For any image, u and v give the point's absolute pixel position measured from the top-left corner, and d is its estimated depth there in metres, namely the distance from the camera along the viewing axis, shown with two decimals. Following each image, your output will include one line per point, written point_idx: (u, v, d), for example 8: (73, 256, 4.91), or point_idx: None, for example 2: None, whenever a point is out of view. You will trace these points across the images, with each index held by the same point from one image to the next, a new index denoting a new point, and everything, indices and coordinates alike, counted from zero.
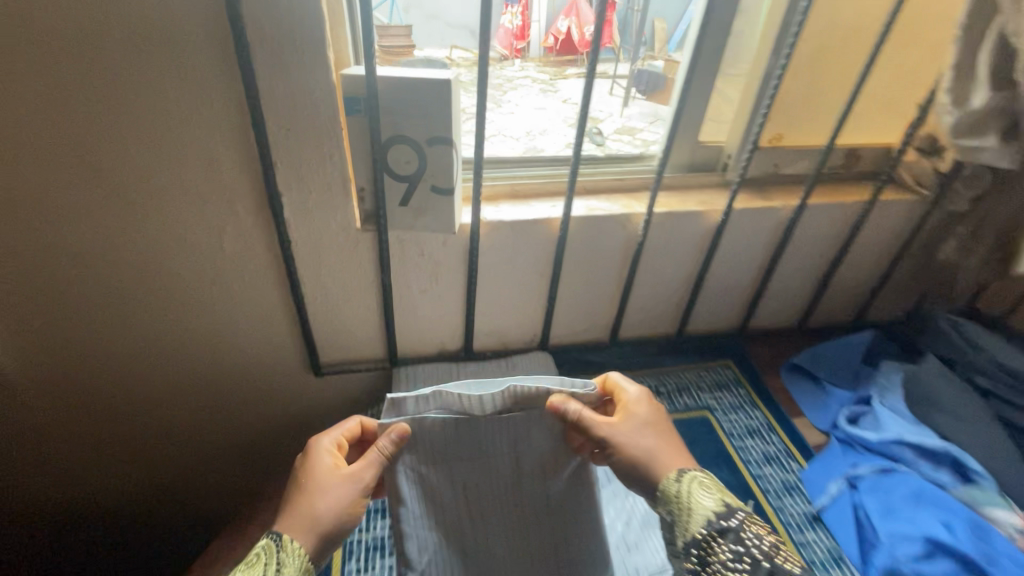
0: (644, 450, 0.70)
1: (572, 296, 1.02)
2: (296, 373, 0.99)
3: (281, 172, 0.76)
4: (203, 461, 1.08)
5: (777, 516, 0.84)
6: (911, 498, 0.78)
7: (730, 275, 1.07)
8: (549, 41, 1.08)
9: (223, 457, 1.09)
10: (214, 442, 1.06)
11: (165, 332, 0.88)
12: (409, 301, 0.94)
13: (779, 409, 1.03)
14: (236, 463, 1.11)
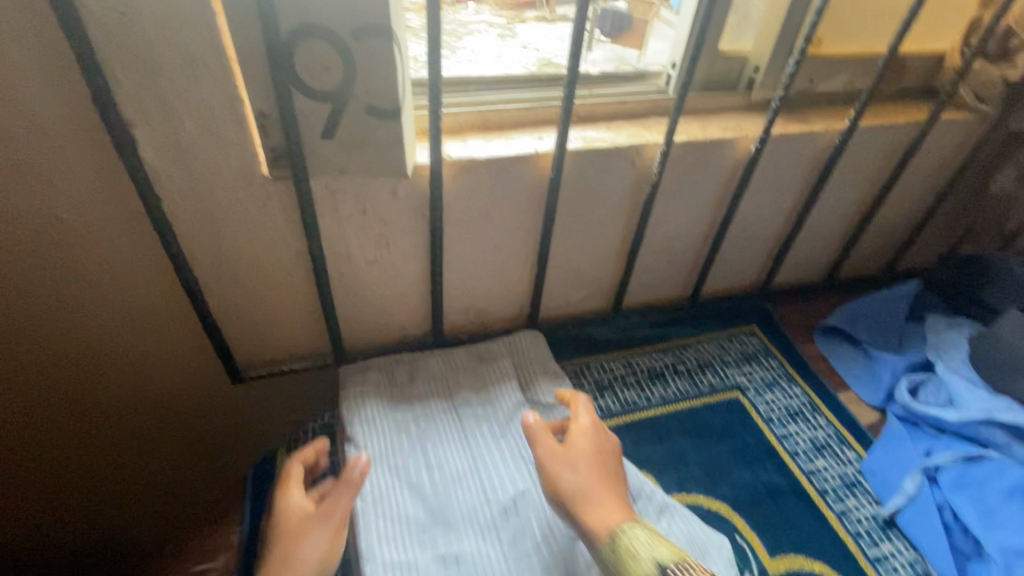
0: (574, 487, 0.55)
1: (567, 257, 0.79)
2: (207, 380, 0.74)
3: (125, 89, 0.49)
4: (102, 512, 0.83)
5: (842, 525, 0.68)
6: (1010, 492, 0.65)
7: (757, 222, 0.87)
8: None
9: (130, 505, 0.84)
10: (114, 488, 0.81)
11: (5, 343, 0.62)
12: (354, 276, 0.69)
13: (821, 382, 0.85)
14: (150, 508, 0.86)
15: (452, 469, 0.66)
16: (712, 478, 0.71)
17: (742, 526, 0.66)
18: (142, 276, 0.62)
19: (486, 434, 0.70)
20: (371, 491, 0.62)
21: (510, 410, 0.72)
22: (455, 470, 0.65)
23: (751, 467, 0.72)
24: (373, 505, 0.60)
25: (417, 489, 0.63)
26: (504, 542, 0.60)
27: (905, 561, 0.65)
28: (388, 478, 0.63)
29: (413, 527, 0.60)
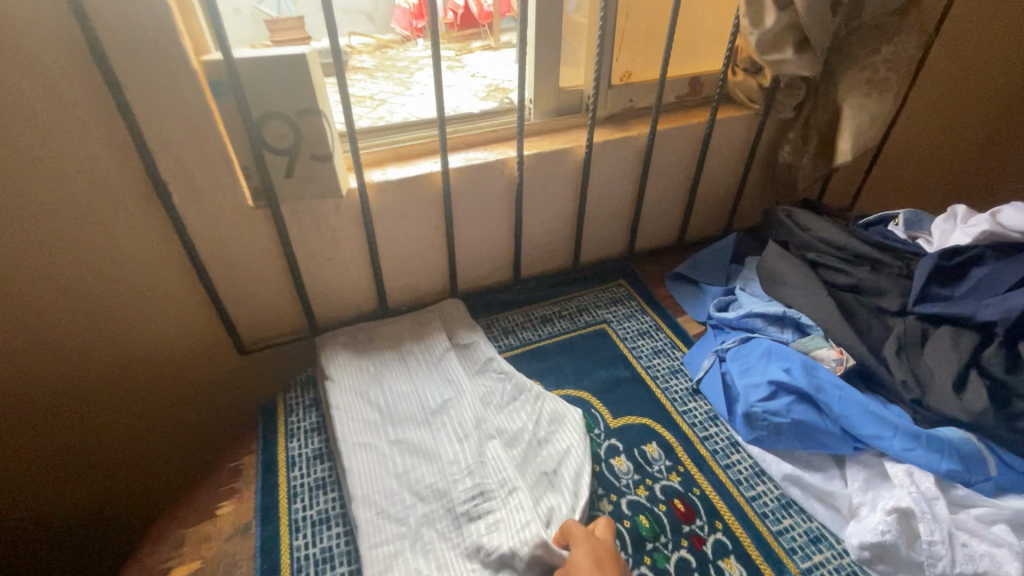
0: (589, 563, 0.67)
1: (470, 243, 1.12)
2: (221, 356, 1.04)
3: (163, 162, 0.80)
4: (144, 478, 1.11)
5: (664, 394, 0.99)
6: (762, 355, 0.95)
7: (608, 203, 1.21)
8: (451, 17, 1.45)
9: (163, 477, 1.11)
10: (152, 461, 1.08)
11: (82, 345, 0.91)
12: (317, 269, 1.01)
13: (666, 311, 1.18)
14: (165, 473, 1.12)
15: (397, 391, 0.96)
16: (578, 378, 1.02)
17: (595, 404, 0.97)
18: (174, 283, 0.92)
19: (420, 369, 1.00)
20: (340, 407, 0.91)
21: (436, 353, 1.03)
22: (399, 391, 0.96)
23: (607, 368, 1.05)
24: (341, 414, 0.90)
25: (372, 404, 0.93)
26: (431, 426, 0.90)
27: (703, 411, 0.96)
28: (354, 406, 0.92)
29: (370, 424, 0.90)
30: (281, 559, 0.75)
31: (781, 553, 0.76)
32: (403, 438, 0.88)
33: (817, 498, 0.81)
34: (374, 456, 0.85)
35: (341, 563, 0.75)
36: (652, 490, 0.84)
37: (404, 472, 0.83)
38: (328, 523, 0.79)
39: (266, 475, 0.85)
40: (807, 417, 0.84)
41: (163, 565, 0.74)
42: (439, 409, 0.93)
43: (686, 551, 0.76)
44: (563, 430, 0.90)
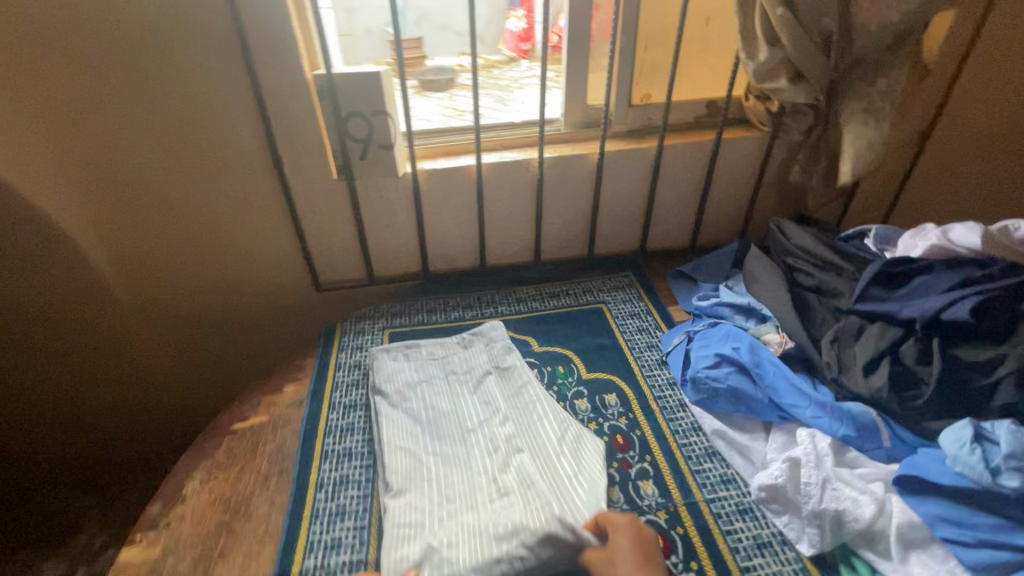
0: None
1: (498, 225, 1.39)
2: (305, 294, 1.38)
3: (281, 143, 1.16)
4: (218, 372, 1.46)
5: (635, 360, 1.18)
6: (722, 336, 1.10)
7: (621, 204, 1.42)
8: (554, 39, 1.52)
9: (230, 376, 1.48)
10: (227, 365, 1.45)
11: (211, 267, 1.28)
12: (378, 232, 1.33)
13: (660, 300, 1.36)
14: (236, 370, 1.47)
15: (439, 405, 1.07)
16: (567, 340, 1.24)
17: (575, 360, 1.19)
18: (276, 231, 1.27)
19: (464, 387, 1.11)
20: (387, 412, 1.04)
21: (480, 371, 1.14)
22: (442, 406, 1.07)
23: (594, 337, 1.25)
24: (387, 418, 1.03)
25: (415, 415, 1.05)
26: (465, 443, 1.00)
27: (664, 377, 1.13)
28: (395, 406, 1.06)
29: (411, 431, 1.01)
30: (300, 531, 0.87)
31: (728, 558, 0.82)
32: (439, 451, 0.98)
33: (737, 451, 0.96)
34: (410, 461, 0.95)
35: (346, 551, 0.85)
36: (600, 426, 1.04)
37: (435, 478, 0.93)
38: (348, 512, 0.90)
39: (305, 455, 0.99)
40: (741, 384, 1.00)
41: (244, 415, 1.07)
42: (474, 428, 1.03)
43: (614, 470, 0.96)
44: (584, 453, 0.96)
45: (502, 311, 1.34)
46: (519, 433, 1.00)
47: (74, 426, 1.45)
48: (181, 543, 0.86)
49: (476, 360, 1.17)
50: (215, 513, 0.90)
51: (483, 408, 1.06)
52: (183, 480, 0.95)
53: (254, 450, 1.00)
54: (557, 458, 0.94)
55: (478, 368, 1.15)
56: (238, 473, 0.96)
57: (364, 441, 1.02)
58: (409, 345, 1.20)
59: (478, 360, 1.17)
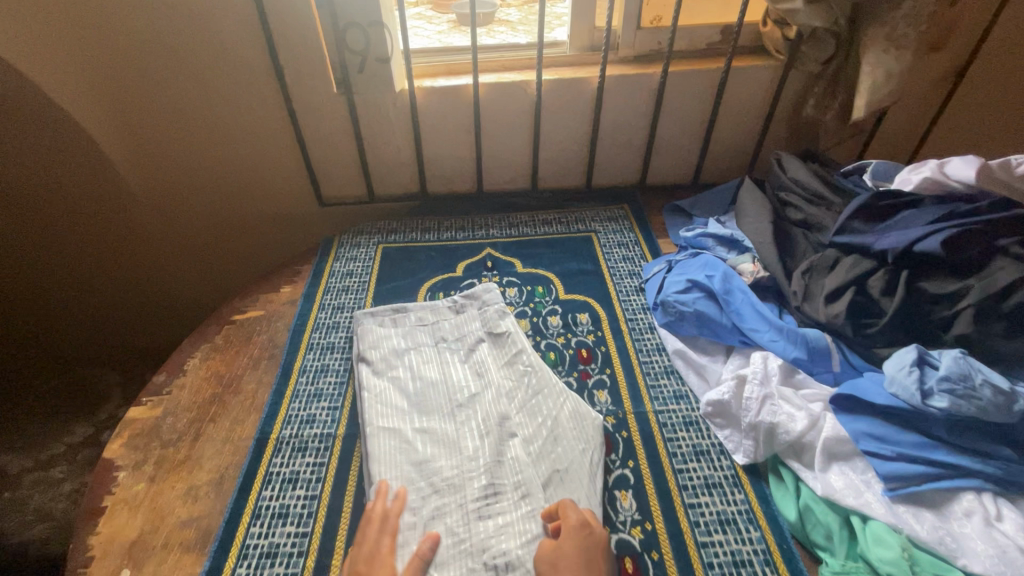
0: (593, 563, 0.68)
1: (496, 149, 1.40)
2: (308, 206, 1.45)
3: (282, 54, 1.18)
4: (228, 269, 1.58)
5: (613, 285, 1.20)
6: (700, 265, 1.11)
7: (621, 133, 1.40)
8: None
9: (233, 279, 1.61)
10: (229, 267, 1.57)
11: (219, 173, 1.35)
12: (376, 150, 1.36)
13: (650, 233, 1.36)
14: (245, 269, 1.59)
15: (427, 376, 0.97)
16: (551, 264, 1.27)
17: (555, 282, 1.22)
18: (280, 144, 1.32)
19: (455, 356, 1.01)
20: (371, 385, 0.95)
21: (473, 339, 1.04)
22: (430, 377, 0.97)
23: (578, 262, 1.28)
24: (372, 394, 0.93)
25: (401, 388, 0.94)
26: (453, 420, 0.90)
27: (638, 302, 1.16)
28: (377, 374, 0.97)
29: (396, 403, 0.92)
30: (259, 470, 0.87)
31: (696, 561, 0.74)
32: (426, 428, 0.88)
33: (695, 371, 1.00)
34: (395, 441, 0.86)
35: (293, 521, 0.82)
36: (568, 340, 1.08)
37: (421, 464, 0.84)
38: (309, 447, 0.91)
39: (272, 422, 0.94)
40: (708, 309, 1.01)
41: (243, 308, 1.17)
42: (465, 403, 0.92)
43: (573, 378, 1.01)
44: (581, 430, 0.89)
45: (493, 234, 1.38)
46: (514, 410, 0.91)
47: (107, 304, 1.63)
48: (180, 406, 0.97)
49: (472, 327, 1.07)
50: (211, 385, 1.01)
51: (475, 380, 0.97)
52: (185, 358, 1.06)
53: (249, 338, 1.10)
54: (550, 441, 0.86)
55: (473, 335, 1.05)
56: (234, 356, 1.07)
57: (332, 409, 0.97)
58: (396, 309, 1.09)
59: (473, 329, 1.06)
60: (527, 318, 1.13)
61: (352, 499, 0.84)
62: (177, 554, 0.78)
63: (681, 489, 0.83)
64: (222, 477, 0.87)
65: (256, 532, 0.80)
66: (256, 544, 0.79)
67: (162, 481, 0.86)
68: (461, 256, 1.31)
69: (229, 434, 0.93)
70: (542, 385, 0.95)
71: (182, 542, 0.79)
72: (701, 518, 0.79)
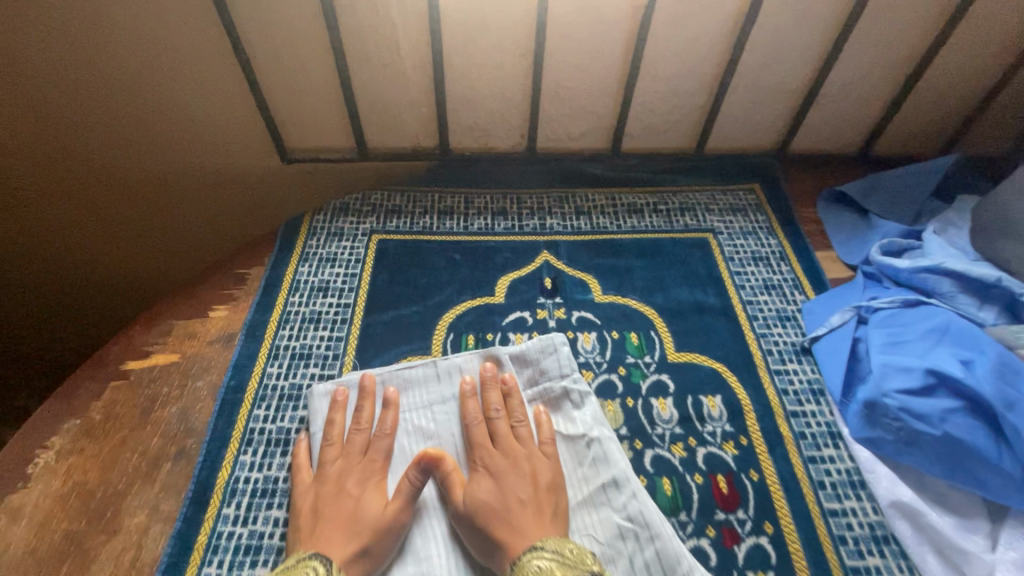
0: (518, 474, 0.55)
1: (564, 87, 0.86)
2: (262, 166, 0.91)
3: None
4: (144, 269, 1.02)
5: (757, 343, 0.72)
6: (932, 333, 0.63)
7: (773, 70, 0.85)
8: None
9: (150, 279, 1.04)
10: (143, 252, 0.99)
11: (110, 112, 0.80)
12: (371, 79, 0.83)
13: (802, 239, 0.85)
14: (168, 271, 1.04)
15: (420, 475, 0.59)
16: (648, 289, 0.79)
17: (658, 326, 0.74)
18: (206, 60, 0.77)
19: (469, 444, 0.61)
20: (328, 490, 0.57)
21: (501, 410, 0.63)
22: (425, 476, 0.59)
23: (692, 289, 0.79)
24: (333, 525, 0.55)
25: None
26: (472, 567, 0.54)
27: (803, 379, 0.68)
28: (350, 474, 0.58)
29: None
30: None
31: None
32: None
33: (933, 549, 0.55)
34: None
35: None
36: (691, 454, 0.62)
37: None
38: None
39: None
40: (969, 436, 0.55)
41: (145, 348, 0.71)
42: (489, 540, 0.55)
43: (708, 543, 0.56)
44: None
45: (553, 227, 0.87)
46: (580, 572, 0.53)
47: None
48: (5, 563, 0.54)
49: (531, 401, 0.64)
50: (68, 515, 0.57)
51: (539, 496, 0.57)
52: (32, 454, 0.61)
53: (147, 412, 0.65)
54: None
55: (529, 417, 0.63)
56: (115, 450, 0.62)
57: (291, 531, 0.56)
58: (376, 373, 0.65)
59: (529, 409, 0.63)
60: (615, 401, 0.67)
61: None
62: None
63: None
64: None
65: None
66: None
67: None
68: (502, 265, 0.81)
69: None
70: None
71: None
72: None
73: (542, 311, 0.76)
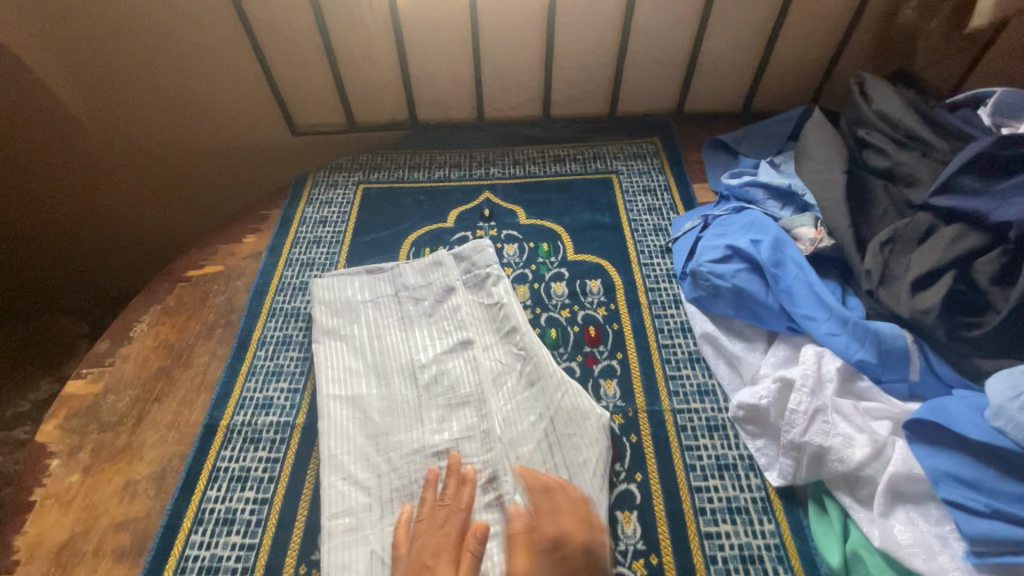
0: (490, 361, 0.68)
1: (499, 68, 1.14)
2: (279, 138, 1.22)
3: None
4: (179, 219, 1.32)
5: (635, 246, 0.99)
6: (745, 227, 0.88)
7: (658, 47, 1.11)
8: None
9: (186, 226, 1.34)
10: (179, 208, 1.30)
11: (170, 96, 1.11)
12: (354, 68, 1.12)
13: (684, 174, 1.11)
14: (197, 220, 1.33)
15: (387, 334, 0.84)
16: (560, 214, 1.06)
17: (564, 238, 1.02)
18: (236, 58, 1.08)
19: (419, 310, 0.87)
20: (322, 345, 0.83)
21: (443, 288, 0.89)
22: (391, 335, 0.84)
23: (593, 213, 1.06)
24: (322, 356, 0.82)
25: (356, 348, 0.83)
26: (417, 384, 0.79)
27: (663, 268, 0.95)
28: (337, 334, 0.84)
29: (352, 366, 0.81)
30: (204, 467, 0.75)
31: None
32: (386, 396, 0.78)
33: (725, 361, 0.81)
34: (350, 411, 0.77)
35: (238, 531, 0.70)
36: (574, 314, 0.90)
37: (375, 437, 0.74)
38: (262, 439, 0.78)
39: (215, 408, 0.81)
40: (749, 284, 0.80)
41: (200, 263, 1.01)
42: (431, 367, 0.80)
43: (576, 364, 0.84)
44: (580, 435, 0.73)
45: (494, 174, 1.15)
46: (488, 385, 0.78)
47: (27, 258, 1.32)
48: (122, 383, 0.85)
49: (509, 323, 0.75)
50: (157, 357, 0.88)
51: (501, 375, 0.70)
52: (132, 324, 0.92)
53: (204, 300, 0.95)
54: (528, 434, 0.74)
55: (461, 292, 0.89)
56: (185, 321, 0.92)
57: (300, 359, 0.87)
58: (360, 271, 0.92)
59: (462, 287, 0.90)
60: (526, 285, 0.94)
61: (308, 506, 0.72)
62: (109, 564, 0.68)
63: (697, 514, 0.69)
64: (163, 472, 0.76)
65: (196, 541, 0.70)
66: (196, 556, 0.68)
67: (98, 473, 0.75)
68: (454, 202, 1.10)
69: (175, 419, 0.81)
70: (534, 378, 0.78)
71: (115, 550, 0.69)
72: (718, 554, 0.65)
73: (480, 231, 1.04)
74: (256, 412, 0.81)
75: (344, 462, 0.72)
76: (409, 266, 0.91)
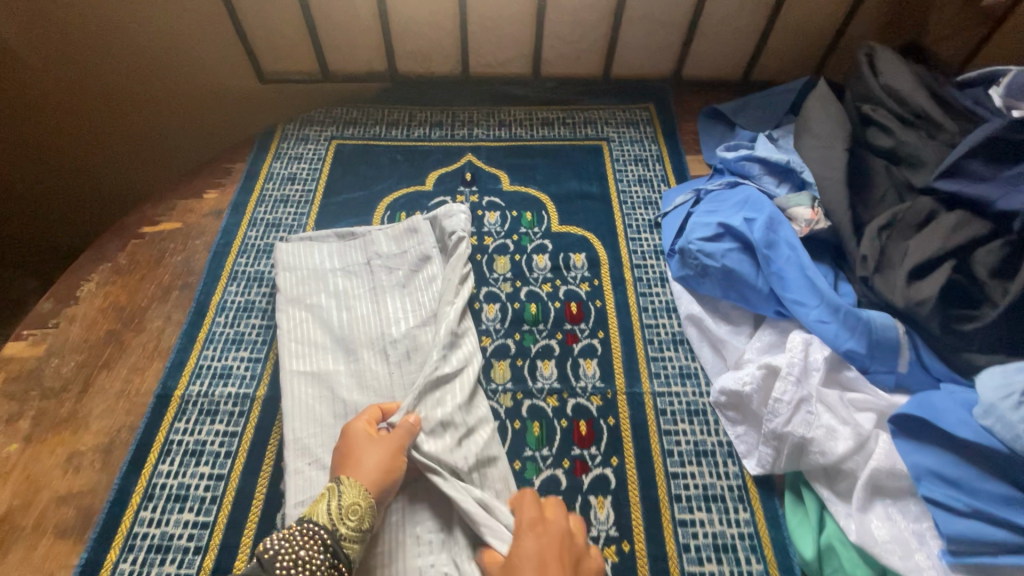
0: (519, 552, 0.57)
1: (487, 18, 1.05)
2: (245, 85, 1.12)
3: None
4: (136, 168, 1.22)
5: (622, 219, 0.94)
6: (738, 204, 0.84)
7: (659, 4, 1.03)
8: None
9: (142, 176, 1.24)
10: (137, 155, 1.20)
11: (123, 32, 1.00)
12: (328, 11, 1.02)
13: (677, 145, 1.05)
14: (155, 170, 1.23)
15: (357, 306, 0.79)
16: (546, 181, 1.00)
17: (548, 208, 0.96)
18: None
19: (392, 280, 0.82)
20: (285, 317, 0.78)
21: (419, 257, 0.83)
22: (362, 308, 0.79)
23: (580, 183, 1.00)
24: (285, 327, 0.77)
25: (323, 320, 0.78)
26: (390, 360, 0.74)
27: (651, 244, 0.91)
28: (303, 305, 0.79)
29: (320, 340, 0.76)
30: (155, 439, 0.71)
31: None
32: (356, 372, 0.74)
33: (710, 343, 0.78)
34: (316, 389, 0.72)
35: (192, 508, 0.67)
36: (555, 289, 0.85)
37: (343, 416, 0.70)
38: (219, 411, 0.74)
39: (168, 378, 0.76)
40: (739, 265, 0.77)
41: (156, 219, 0.93)
42: (404, 341, 0.76)
43: (555, 342, 0.80)
44: None
45: (477, 135, 1.07)
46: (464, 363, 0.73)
47: None
48: (67, 346, 0.78)
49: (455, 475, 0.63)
50: (107, 320, 0.81)
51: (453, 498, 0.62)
52: (79, 283, 0.85)
53: (159, 260, 0.88)
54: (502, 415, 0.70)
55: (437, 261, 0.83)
56: (137, 283, 0.85)
57: (263, 327, 0.81)
58: (329, 235, 0.85)
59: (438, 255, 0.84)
60: (506, 256, 0.89)
61: (267, 482, 0.69)
62: (50, 540, 0.64)
63: (672, 501, 0.66)
64: (110, 444, 0.71)
65: (145, 518, 0.66)
66: (145, 534, 0.65)
67: (40, 442, 0.70)
68: (433, 164, 1.03)
69: (125, 387, 0.75)
70: None
71: (57, 524, 0.65)
72: (691, 542, 0.64)
73: (460, 197, 0.97)
74: (214, 383, 0.76)
75: (311, 446, 0.68)
76: (382, 231, 0.85)
